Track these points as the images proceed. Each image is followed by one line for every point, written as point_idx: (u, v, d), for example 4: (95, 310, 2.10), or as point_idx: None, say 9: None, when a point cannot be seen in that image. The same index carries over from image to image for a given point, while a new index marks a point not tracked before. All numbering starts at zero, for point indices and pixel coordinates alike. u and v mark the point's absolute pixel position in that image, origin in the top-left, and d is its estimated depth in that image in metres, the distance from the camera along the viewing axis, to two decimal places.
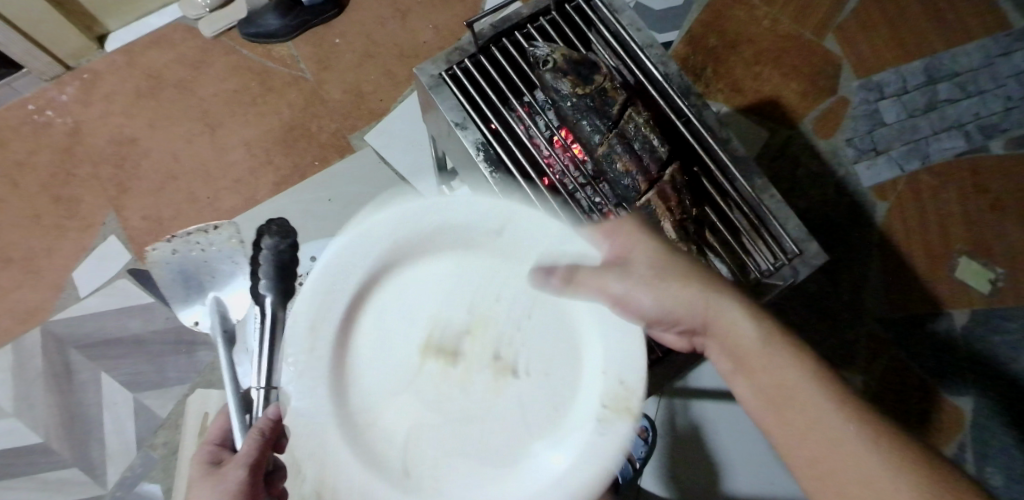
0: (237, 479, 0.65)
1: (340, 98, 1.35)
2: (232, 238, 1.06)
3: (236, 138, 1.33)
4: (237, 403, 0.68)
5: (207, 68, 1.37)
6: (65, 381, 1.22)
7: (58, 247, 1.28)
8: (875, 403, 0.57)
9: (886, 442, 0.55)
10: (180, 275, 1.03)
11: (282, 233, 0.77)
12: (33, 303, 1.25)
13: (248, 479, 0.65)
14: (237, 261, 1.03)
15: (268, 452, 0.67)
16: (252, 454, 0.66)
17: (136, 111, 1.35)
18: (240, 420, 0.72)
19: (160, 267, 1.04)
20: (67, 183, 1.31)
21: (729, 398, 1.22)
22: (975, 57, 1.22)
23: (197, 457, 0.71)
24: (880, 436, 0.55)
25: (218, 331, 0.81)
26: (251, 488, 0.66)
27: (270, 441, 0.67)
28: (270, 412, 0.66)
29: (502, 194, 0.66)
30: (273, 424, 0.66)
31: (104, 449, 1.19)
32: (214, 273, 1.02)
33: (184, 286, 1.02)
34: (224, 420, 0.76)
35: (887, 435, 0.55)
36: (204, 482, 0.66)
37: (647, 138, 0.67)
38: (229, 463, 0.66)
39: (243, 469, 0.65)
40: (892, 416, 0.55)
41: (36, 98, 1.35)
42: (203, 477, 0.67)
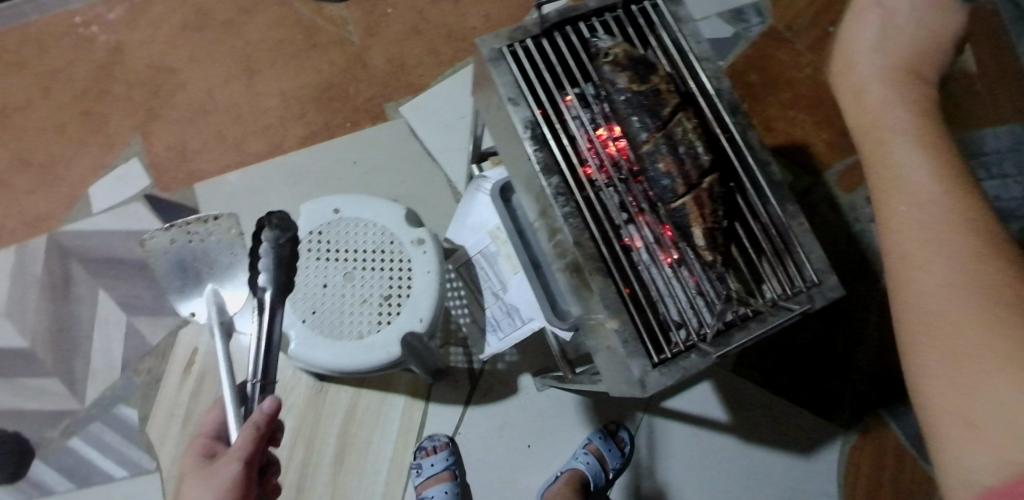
0: (231, 474, 0.63)
1: (382, 67, 1.35)
2: (232, 229, 0.95)
3: (273, 86, 1.34)
4: (231, 399, 0.67)
5: (257, 13, 1.38)
6: (62, 293, 1.22)
7: (78, 160, 1.28)
8: (944, 316, 0.52)
9: (974, 366, 0.49)
10: (178, 267, 0.92)
11: (285, 219, 0.71)
12: (44, 210, 1.25)
13: (241, 473, 0.63)
14: (236, 253, 0.93)
15: (263, 446, 0.65)
16: (247, 449, 0.63)
17: (179, 43, 1.35)
18: (237, 413, 0.67)
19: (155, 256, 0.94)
20: (99, 99, 1.32)
21: (712, 427, 1.21)
22: (1007, 139, 1.20)
23: (192, 451, 0.69)
24: (970, 367, 0.50)
25: (213, 318, 0.77)
26: (247, 481, 0.64)
27: (264, 435, 0.65)
28: (265, 405, 0.64)
29: (542, 174, 0.68)
30: (268, 417, 0.64)
31: (88, 366, 1.19)
32: (212, 265, 0.92)
33: (181, 277, 0.92)
34: (219, 410, 0.74)
35: (973, 350, 0.50)
36: (198, 477, 0.64)
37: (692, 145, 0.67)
38: (223, 457, 0.64)
39: (237, 463, 0.63)
40: (968, 334, 0.51)
41: (84, 13, 1.35)
42: (197, 471, 0.65)
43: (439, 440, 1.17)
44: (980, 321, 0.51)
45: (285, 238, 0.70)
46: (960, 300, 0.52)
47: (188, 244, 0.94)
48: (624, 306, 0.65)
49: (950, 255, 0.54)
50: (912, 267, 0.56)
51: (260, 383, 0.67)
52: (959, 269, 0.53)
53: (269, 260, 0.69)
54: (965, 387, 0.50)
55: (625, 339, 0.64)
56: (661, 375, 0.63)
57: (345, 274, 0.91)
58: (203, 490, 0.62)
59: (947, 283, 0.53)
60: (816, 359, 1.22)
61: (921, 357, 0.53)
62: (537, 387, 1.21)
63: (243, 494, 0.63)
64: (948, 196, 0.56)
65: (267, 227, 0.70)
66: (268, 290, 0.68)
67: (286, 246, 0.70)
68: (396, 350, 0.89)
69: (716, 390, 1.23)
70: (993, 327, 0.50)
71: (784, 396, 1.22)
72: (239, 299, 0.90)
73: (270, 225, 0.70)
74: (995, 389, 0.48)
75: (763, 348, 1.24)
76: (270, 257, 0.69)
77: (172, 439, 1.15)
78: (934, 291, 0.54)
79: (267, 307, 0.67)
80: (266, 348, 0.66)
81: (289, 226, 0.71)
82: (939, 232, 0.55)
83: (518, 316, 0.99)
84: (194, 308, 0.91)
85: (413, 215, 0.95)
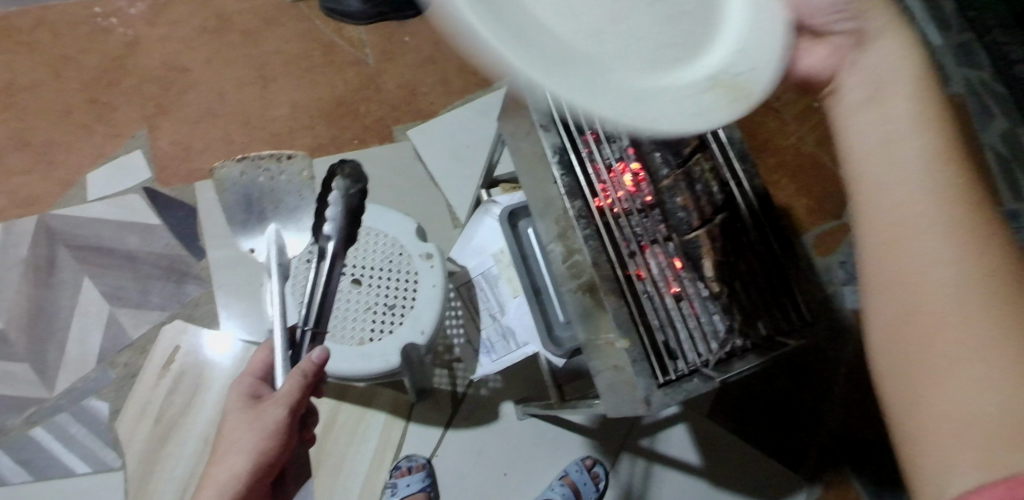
0: (276, 417, 0.67)
1: (394, 91, 1.39)
2: (302, 171, 0.89)
3: (286, 96, 1.36)
4: (281, 343, 0.70)
5: (277, 25, 1.41)
6: (45, 276, 1.19)
7: (79, 145, 1.28)
8: (937, 335, 0.41)
9: (950, 342, 0.40)
10: (244, 201, 0.87)
11: (356, 170, 0.73)
12: (39, 192, 1.24)
13: (285, 420, 0.67)
14: (305, 196, 0.86)
15: (307, 394, 0.69)
16: (295, 395, 0.67)
17: (197, 44, 1.37)
18: (283, 357, 0.70)
19: (222, 188, 0.88)
20: (109, 89, 1.32)
21: (684, 471, 1.22)
22: None
23: (237, 387, 0.72)
24: (956, 385, 0.39)
25: (273, 259, 0.75)
26: (288, 427, 0.68)
27: (310, 384, 0.69)
28: (315, 355, 0.69)
29: (567, 197, 0.73)
30: (316, 366, 0.69)
31: (61, 354, 1.15)
32: (278, 202, 0.86)
33: (245, 212, 0.85)
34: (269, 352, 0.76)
35: (936, 315, 0.41)
36: (244, 414, 0.67)
37: (708, 184, 0.76)
38: (269, 400, 0.67)
39: (283, 408, 0.67)
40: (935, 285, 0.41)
41: (104, 4, 1.37)
42: (242, 410, 0.68)
43: (416, 461, 1.16)
44: (970, 289, 0.40)
45: (355, 190, 0.72)
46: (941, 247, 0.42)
47: (257, 179, 0.89)
48: (634, 326, 0.69)
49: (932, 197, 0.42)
50: (898, 253, 0.43)
51: (312, 332, 0.72)
52: (959, 279, 0.41)
53: (337, 210, 0.72)
54: (952, 362, 0.40)
55: (633, 357, 0.67)
56: (665, 396, 0.66)
57: (353, 280, 0.93)
58: (249, 430, 0.66)
59: (945, 280, 0.41)
60: (785, 410, 1.27)
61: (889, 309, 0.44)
62: (518, 415, 1.21)
63: (285, 438, 0.67)
64: (924, 129, 0.44)
65: (339, 176, 0.73)
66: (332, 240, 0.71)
67: (355, 197, 0.72)
68: (395, 358, 0.89)
69: (690, 434, 1.24)
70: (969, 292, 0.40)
71: (756, 445, 1.25)
72: (299, 245, 0.83)
73: (342, 175, 0.73)
74: (966, 386, 0.39)
75: (738, 397, 1.27)
76: (338, 206, 0.72)
77: (141, 437, 1.12)
78: (893, 222, 0.43)
79: (329, 256, 0.71)
80: (320, 300, 0.70)
81: (360, 178, 0.73)
82: (942, 239, 0.41)
83: (513, 340, 1.01)
84: (254, 245, 0.84)
85: (423, 231, 0.98)
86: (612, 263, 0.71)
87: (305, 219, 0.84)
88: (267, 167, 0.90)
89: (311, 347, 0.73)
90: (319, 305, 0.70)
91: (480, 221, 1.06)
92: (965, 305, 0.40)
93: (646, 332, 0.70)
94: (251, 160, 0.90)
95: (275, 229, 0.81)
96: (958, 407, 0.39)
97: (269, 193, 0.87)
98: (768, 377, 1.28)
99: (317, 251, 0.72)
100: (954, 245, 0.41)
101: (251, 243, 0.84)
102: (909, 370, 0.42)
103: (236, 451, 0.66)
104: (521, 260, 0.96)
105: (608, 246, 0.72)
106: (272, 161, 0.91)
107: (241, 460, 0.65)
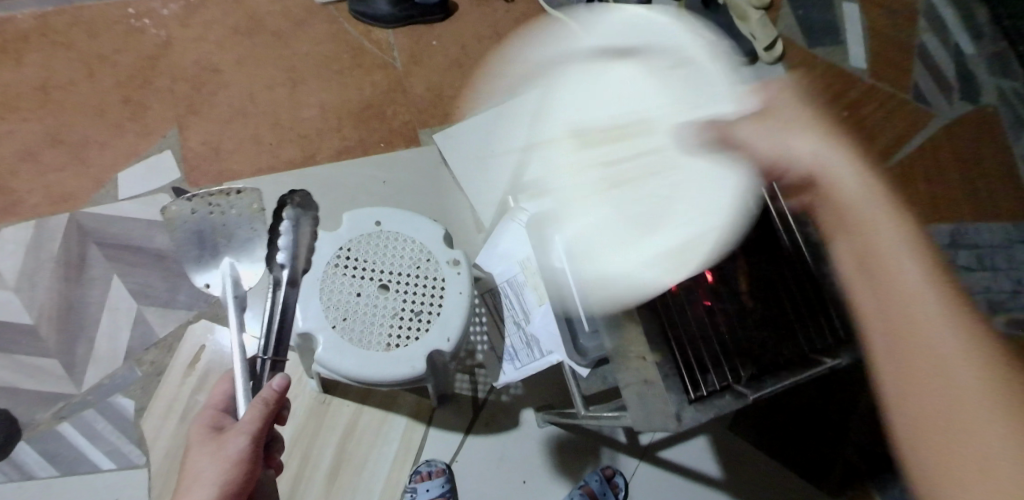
0: (239, 446, 0.70)
1: (421, 95, 1.40)
2: (251, 203, 1.04)
3: (314, 98, 1.37)
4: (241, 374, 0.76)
5: (308, 28, 1.43)
6: (76, 273, 1.21)
7: (111, 144, 1.29)
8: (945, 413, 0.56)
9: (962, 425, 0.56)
10: (197, 237, 1.01)
11: (305, 198, 0.87)
12: (72, 188, 1.26)
13: (247, 448, 0.71)
14: (256, 228, 1.01)
15: (268, 424, 0.73)
16: (256, 424, 0.72)
17: (228, 45, 1.39)
18: (244, 388, 0.78)
19: (176, 226, 1.02)
20: (142, 88, 1.34)
21: (704, 482, 1.21)
22: (999, 236, 1.34)
23: (198, 422, 0.75)
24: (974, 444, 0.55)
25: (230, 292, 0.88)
26: (252, 454, 0.71)
27: (272, 411, 0.73)
28: (275, 383, 0.74)
29: None
30: (278, 393, 0.74)
31: (90, 350, 1.17)
32: (230, 237, 1.00)
33: (198, 248, 0.99)
34: (228, 385, 0.80)
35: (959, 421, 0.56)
36: (205, 447, 0.71)
37: (745, 197, 0.73)
38: (231, 431, 0.71)
39: (245, 437, 0.71)
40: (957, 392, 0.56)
41: (138, 5, 1.40)
42: (204, 441, 0.72)
43: (436, 466, 1.16)
44: (979, 399, 0.56)
45: (303, 217, 0.85)
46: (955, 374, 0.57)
47: (208, 214, 1.02)
48: (664, 341, 0.69)
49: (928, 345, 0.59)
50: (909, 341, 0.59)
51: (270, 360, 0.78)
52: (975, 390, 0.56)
53: (290, 236, 0.83)
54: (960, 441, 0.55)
55: (665, 373, 0.67)
56: (696, 411, 0.66)
57: (380, 285, 0.93)
58: (211, 460, 0.69)
59: (962, 383, 0.56)
60: (810, 424, 1.25)
61: (916, 405, 0.58)
62: (539, 422, 1.21)
63: (250, 466, 0.71)
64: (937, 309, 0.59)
65: (290, 205, 0.85)
66: (286, 267, 0.81)
67: (305, 223, 0.85)
68: (422, 365, 0.89)
69: (712, 444, 1.23)
70: (970, 385, 0.56)
71: (778, 459, 1.24)
72: (253, 275, 0.98)
73: (292, 204, 0.85)
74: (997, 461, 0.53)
75: (762, 411, 1.26)
76: (290, 234, 0.84)
77: (168, 434, 1.14)
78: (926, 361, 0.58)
79: (283, 282, 0.80)
80: (279, 329, 0.78)
81: (308, 205, 0.86)
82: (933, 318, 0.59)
83: (537, 348, 1.01)
84: (209, 280, 0.98)
85: (450, 237, 0.98)
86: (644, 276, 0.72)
87: (257, 250, 0.99)
88: (217, 202, 1.03)
89: (270, 376, 0.79)
90: (278, 327, 0.78)
91: (505, 228, 1.06)
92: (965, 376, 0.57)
93: (676, 347, 0.70)
94: (201, 198, 1.03)
95: (229, 264, 0.96)
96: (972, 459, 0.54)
97: (222, 227, 1.01)
98: (794, 391, 1.26)
99: (272, 279, 0.81)
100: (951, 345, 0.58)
101: (207, 278, 0.98)
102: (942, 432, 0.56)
103: (200, 481, 0.68)
104: (547, 268, 0.95)
105: None
106: (222, 197, 1.03)
107: (205, 490, 0.68)
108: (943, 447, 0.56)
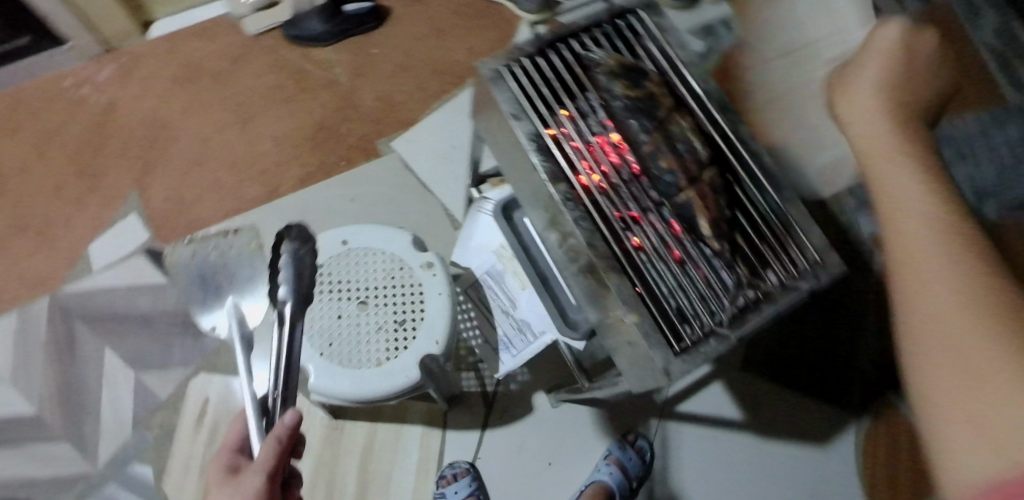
0: (254, 486, 0.67)
1: (371, 105, 1.38)
2: None
3: (267, 131, 1.36)
4: (253, 411, 0.72)
5: (246, 63, 1.41)
6: (68, 353, 1.21)
7: (76, 219, 1.29)
8: (957, 339, 0.48)
9: (968, 348, 0.47)
10: None
11: (303, 230, 0.80)
12: (47, 271, 1.26)
13: (263, 488, 0.67)
14: None
15: (284, 461, 0.69)
16: (270, 461, 0.68)
17: (171, 97, 1.38)
18: (257, 425, 0.73)
19: None
20: (94, 157, 1.33)
21: (726, 428, 1.21)
22: (976, 125, 1.33)
23: (216, 463, 0.73)
24: (962, 373, 0.47)
25: (235, 331, 0.81)
26: (269, 494, 0.68)
27: (285, 448, 0.69)
28: (287, 418, 0.69)
29: (550, 182, 0.73)
30: (290, 430, 0.69)
31: (98, 425, 1.18)
32: None
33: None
34: (241, 423, 0.78)
35: (943, 337, 0.49)
36: (223, 487, 0.69)
37: (690, 142, 0.72)
38: (246, 471, 0.68)
39: (261, 475, 0.67)
40: (951, 321, 0.49)
41: (74, 75, 1.39)
42: (222, 483, 0.70)
43: (459, 468, 1.16)
44: (990, 320, 0.47)
45: (304, 251, 0.79)
46: (948, 293, 0.50)
47: None
48: (639, 300, 0.69)
49: (948, 261, 0.52)
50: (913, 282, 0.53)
51: (281, 397, 0.73)
52: (978, 312, 0.48)
53: (289, 270, 0.77)
54: (967, 371, 0.47)
55: (645, 333, 0.68)
56: (684, 364, 0.67)
57: (359, 302, 0.93)
58: None
59: (949, 293, 0.50)
60: (820, 346, 1.24)
61: (926, 350, 0.50)
62: (552, 403, 1.21)
63: None
64: (952, 235, 0.53)
65: (287, 239, 0.79)
66: (288, 302, 0.75)
67: (305, 256, 0.79)
68: (415, 372, 0.89)
69: (727, 389, 1.23)
70: (980, 313, 0.48)
71: (794, 388, 1.23)
72: None
73: (289, 238, 0.79)
74: (982, 348, 0.47)
75: (771, 345, 1.25)
76: (289, 268, 0.77)
77: (189, 492, 1.13)
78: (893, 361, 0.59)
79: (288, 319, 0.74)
80: (286, 364, 0.73)
81: (306, 238, 0.81)
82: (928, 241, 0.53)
83: (529, 331, 0.99)
84: None
85: (420, 241, 0.97)
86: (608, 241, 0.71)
87: None
88: None
89: (282, 412, 0.73)
90: (287, 365, 0.73)
91: (475, 220, 1.06)
92: (964, 294, 0.49)
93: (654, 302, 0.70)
94: None
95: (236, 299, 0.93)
96: (967, 374, 0.46)
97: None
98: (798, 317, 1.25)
99: (277, 315, 0.76)
100: (962, 266, 0.51)
101: None
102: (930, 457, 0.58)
103: None
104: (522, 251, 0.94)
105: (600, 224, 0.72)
106: None
107: None
108: (947, 367, 0.48)
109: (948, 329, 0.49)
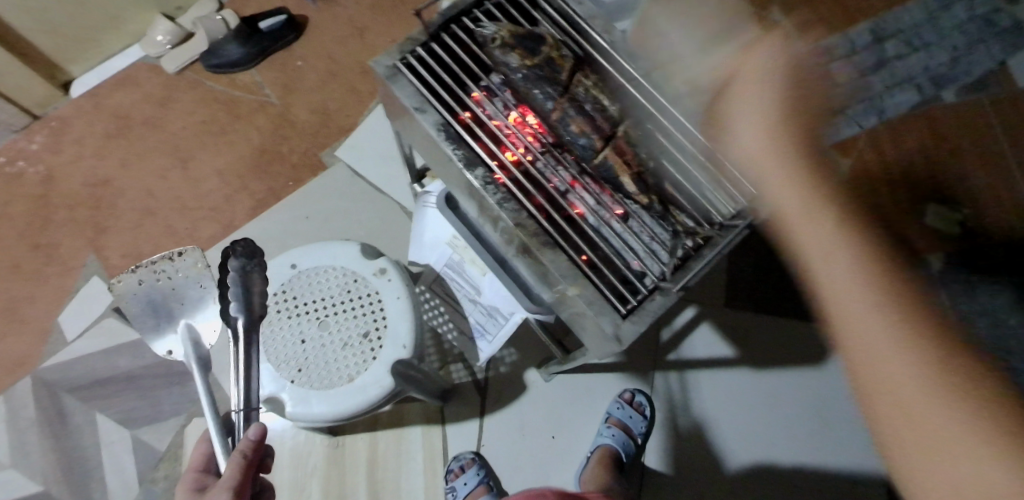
0: None
1: (308, 118, 1.36)
2: None
3: (209, 166, 1.34)
4: (216, 429, 0.73)
5: (174, 102, 1.39)
6: (61, 426, 1.21)
7: (39, 294, 1.28)
8: (898, 383, 0.54)
9: (916, 402, 0.53)
10: (149, 306, 0.90)
11: (248, 244, 0.75)
12: (23, 351, 1.25)
13: None
14: (205, 285, 0.89)
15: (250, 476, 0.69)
16: (235, 478, 0.67)
17: (107, 152, 1.36)
18: (222, 445, 0.73)
19: (123, 298, 0.90)
20: (45, 229, 1.32)
21: (720, 367, 1.20)
22: None
23: (183, 487, 0.74)
24: (918, 419, 0.53)
25: (190, 355, 0.84)
26: None
27: (252, 462, 0.69)
28: (251, 433, 0.69)
29: (467, 168, 0.73)
30: (255, 443, 0.69)
31: (105, 489, 1.18)
32: (181, 300, 0.89)
33: (154, 316, 0.89)
34: (207, 444, 0.78)
35: (900, 395, 0.54)
36: None
37: (596, 101, 0.76)
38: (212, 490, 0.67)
39: (227, 494, 0.66)
40: (899, 375, 0.54)
41: (7, 151, 1.36)
42: None
43: (465, 459, 1.15)
44: (919, 363, 0.54)
45: (252, 265, 0.74)
46: (895, 343, 0.55)
47: (155, 282, 0.90)
48: (581, 272, 0.70)
49: (879, 315, 0.56)
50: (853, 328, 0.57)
51: (243, 412, 0.73)
52: (915, 361, 0.54)
53: (238, 289, 0.73)
54: (907, 415, 0.53)
55: (591, 301, 0.68)
56: (634, 323, 0.68)
57: (319, 323, 0.91)
58: None
59: (892, 341, 0.55)
60: (791, 272, 1.23)
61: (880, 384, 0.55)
62: (544, 377, 1.21)
63: None
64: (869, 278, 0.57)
65: (233, 255, 0.74)
66: (240, 317, 0.73)
67: (253, 271, 0.74)
68: (390, 381, 0.89)
69: (716, 328, 1.22)
70: (910, 346, 0.54)
71: (773, 314, 1.22)
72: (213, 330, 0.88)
73: (236, 254, 0.74)
74: (946, 423, 0.51)
75: (748, 279, 1.24)
76: (239, 285, 0.73)
77: None
78: (877, 351, 0.55)
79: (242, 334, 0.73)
80: (246, 377, 0.73)
81: (253, 251, 0.75)
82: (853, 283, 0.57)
83: (499, 315, 0.97)
84: (169, 345, 0.89)
85: (367, 248, 0.96)
86: (535, 216, 0.72)
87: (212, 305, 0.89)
88: (162, 267, 0.90)
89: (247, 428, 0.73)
90: (248, 383, 0.73)
91: (423, 215, 1.05)
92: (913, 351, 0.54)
93: (602, 268, 0.71)
94: (146, 266, 0.91)
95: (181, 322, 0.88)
96: (917, 431, 0.53)
97: (172, 290, 0.90)
98: (770, 249, 1.23)
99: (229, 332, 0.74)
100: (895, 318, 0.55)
101: (166, 345, 0.89)
102: (925, 453, 0.52)
103: None
104: (474, 237, 0.91)
105: (526, 201, 0.72)
106: (165, 261, 0.90)
107: None
108: (904, 422, 0.53)
109: (891, 373, 0.55)
